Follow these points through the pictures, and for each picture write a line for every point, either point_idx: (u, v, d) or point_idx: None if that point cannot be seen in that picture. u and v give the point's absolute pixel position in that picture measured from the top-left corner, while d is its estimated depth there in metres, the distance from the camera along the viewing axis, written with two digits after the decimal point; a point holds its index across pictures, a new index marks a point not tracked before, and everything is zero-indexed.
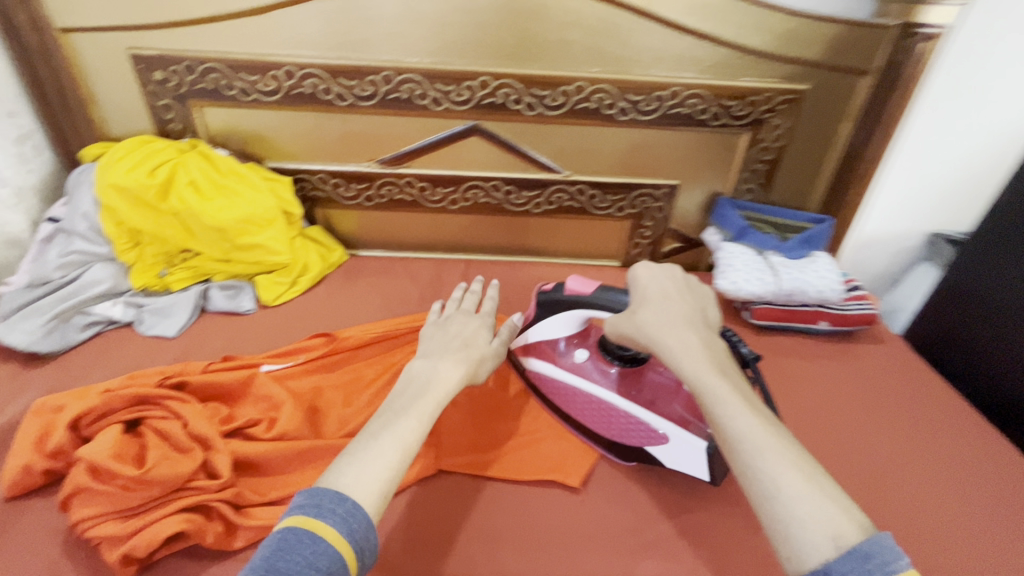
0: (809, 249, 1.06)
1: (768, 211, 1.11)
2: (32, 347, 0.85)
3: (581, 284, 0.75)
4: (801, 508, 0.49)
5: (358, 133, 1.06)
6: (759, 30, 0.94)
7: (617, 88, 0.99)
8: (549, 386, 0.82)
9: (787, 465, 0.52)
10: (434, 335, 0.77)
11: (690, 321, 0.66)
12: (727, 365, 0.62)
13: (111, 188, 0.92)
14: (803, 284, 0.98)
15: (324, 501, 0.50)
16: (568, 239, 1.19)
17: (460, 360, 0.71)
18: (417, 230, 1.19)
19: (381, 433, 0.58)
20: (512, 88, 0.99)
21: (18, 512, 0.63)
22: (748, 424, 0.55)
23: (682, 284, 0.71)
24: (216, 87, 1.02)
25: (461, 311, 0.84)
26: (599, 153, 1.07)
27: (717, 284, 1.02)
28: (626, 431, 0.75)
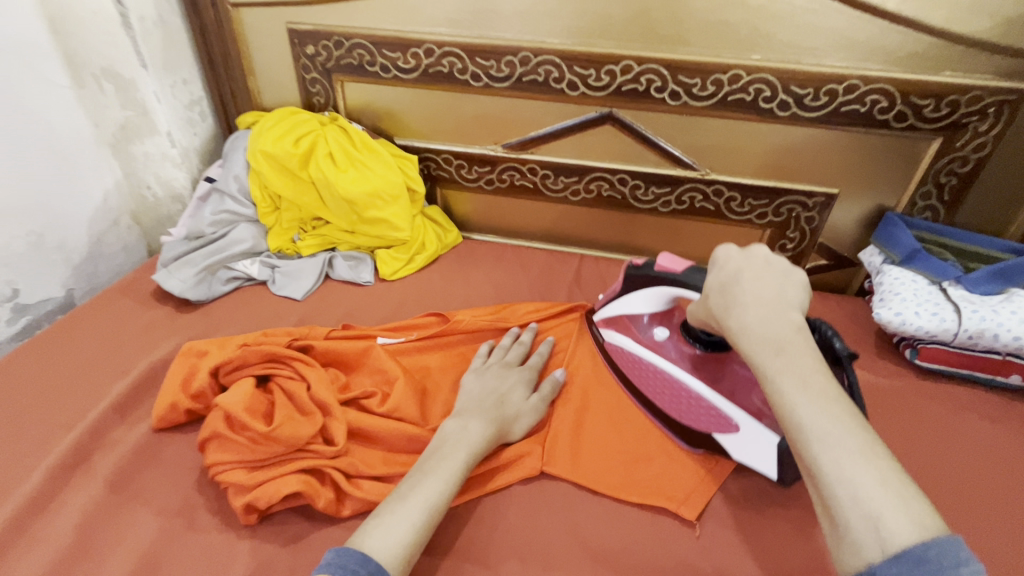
0: (1003, 284, 0.87)
1: (952, 233, 0.93)
2: (184, 293, 0.93)
3: (672, 261, 0.71)
4: (863, 510, 0.40)
5: (488, 115, 1.04)
6: (977, 14, 0.78)
7: (780, 79, 0.87)
8: (624, 359, 0.80)
9: (848, 457, 0.43)
10: (471, 386, 0.74)
11: (755, 296, 0.53)
12: (793, 339, 0.50)
13: (261, 153, 0.98)
14: (994, 325, 0.80)
15: (348, 561, 0.49)
16: (695, 243, 1.09)
17: (492, 421, 0.68)
18: (533, 218, 1.15)
19: (409, 494, 0.57)
20: (658, 74, 0.91)
21: (162, 443, 0.69)
22: (806, 407, 0.46)
23: (761, 256, 0.57)
24: (360, 62, 1.05)
25: (504, 361, 0.79)
26: (747, 151, 0.96)
27: (876, 314, 0.88)
28: (694, 413, 0.71)
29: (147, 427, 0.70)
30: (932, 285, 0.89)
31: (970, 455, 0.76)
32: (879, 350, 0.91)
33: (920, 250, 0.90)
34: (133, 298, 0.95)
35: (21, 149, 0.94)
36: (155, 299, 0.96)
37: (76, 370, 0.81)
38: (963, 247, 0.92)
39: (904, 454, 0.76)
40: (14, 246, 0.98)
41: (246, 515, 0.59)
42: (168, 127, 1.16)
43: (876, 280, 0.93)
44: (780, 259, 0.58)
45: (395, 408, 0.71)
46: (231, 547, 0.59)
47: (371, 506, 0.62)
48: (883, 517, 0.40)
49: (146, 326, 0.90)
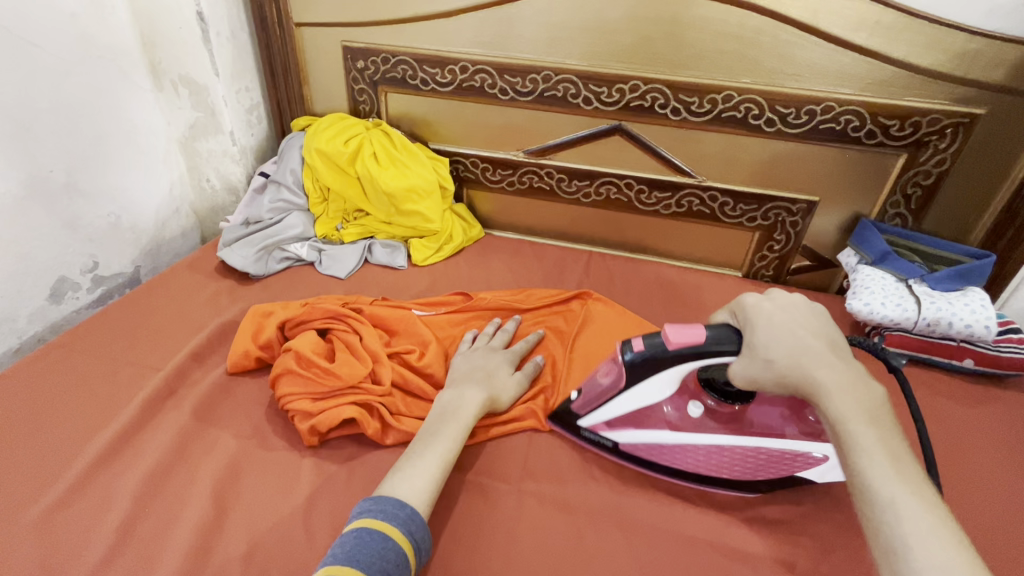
0: (962, 284, 0.99)
1: (919, 238, 1.05)
2: (245, 268, 1.08)
3: (690, 337, 0.62)
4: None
5: (512, 125, 1.19)
6: (932, 49, 0.92)
7: (767, 100, 1.01)
8: (649, 450, 0.73)
9: (932, 534, 0.47)
10: (460, 364, 0.83)
11: (828, 357, 0.57)
12: (879, 413, 0.54)
13: (316, 151, 1.14)
14: (949, 314, 0.93)
15: (388, 506, 0.60)
16: (690, 244, 1.22)
17: (483, 387, 0.78)
18: (548, 217, 1.29)
19: (425, 450, 0.67)
20: (661, 92, 1.06)
21: (235, 383, 0.83)
22: (898, 483, 0.49)
23: (798, 302, 0.62)
24: (404, 77, 1.20)
25: (487, 346, 0.89)
26: (737, 161, 1.10)
27: (848, 305, 1.00)
28: (772, 466, 0.71)
29: (222, 371, 0.84)
30: (899, 282, 1.01)
31: (925, 425, 0.88)
32: (853, 338, 1.03)
33: (890, 252, 1.02)
34: (198, 272, 1.09)
35: (109, 140, 1.10)
36: (219, 273, 1.09)
37: (157, 326, 0.94)
38: (927, 251, 1.05)
39: None
40: (97, 223, 1.12)
41: (309, 436, 0.71)
42: (231, 127, 1.31)
43: (852, 277, 1.06)
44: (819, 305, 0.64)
45: (430, 364, 0.84)
46: (297, 463, 0.72)
47: (410, 436, 0.74)
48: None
49: (211, 295, 1.03)
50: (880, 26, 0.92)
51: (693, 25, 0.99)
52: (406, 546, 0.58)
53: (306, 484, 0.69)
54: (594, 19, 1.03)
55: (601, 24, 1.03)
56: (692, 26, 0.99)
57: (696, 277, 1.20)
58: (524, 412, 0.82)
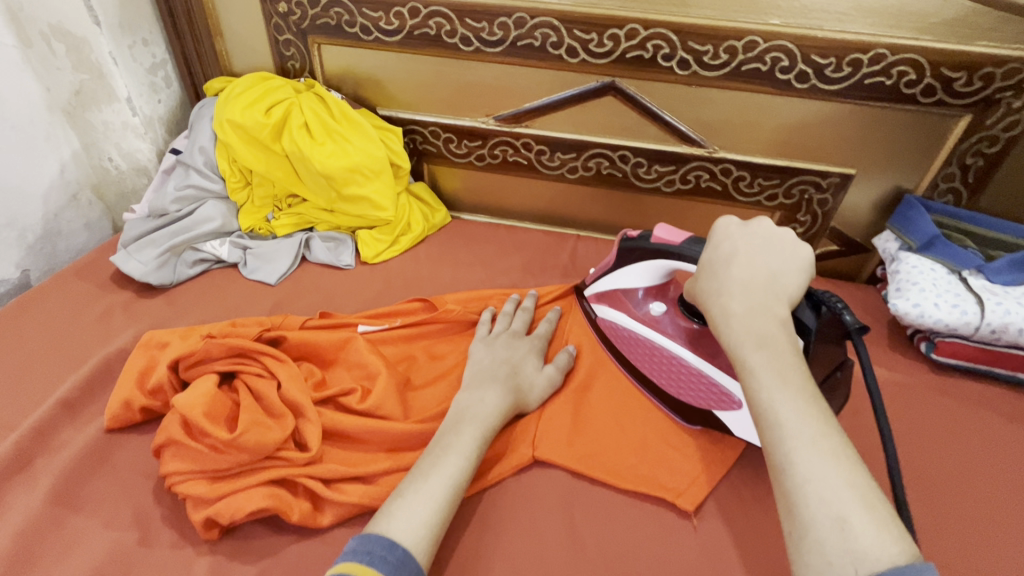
0: None
1: (975, 219, 0.86)
2: (146, 277, 0.86)
3: (670, 233, 0.63)
4: (831, 510, 0.39)
5: (480, 84, 0.96)
6: None
7: (800, 48, 0.79)
8: (611, 329, 0.76)
9: (820, 453, 0.41)
10: (480, 356, 0.71)
11: (747, 283, 0.51)
12: (778, 334, 0.48)
13: (230, 123, 0.90)
14: (1019, 320, 0.76)
15: (376, 547, 0.47)
16: (694, 226, 1.03)
17: (506, 387, 0.67)
18: (526, 195, 1.07)
19: (432, 472, 0.55)
20: (665, 40, 0.83)
21: (115, 445, 0.63)
22: (785, 400, 0.43)
23: (757, 232, 0.55)
24: (338, 23, 0.95)
25: (510, 332, 0.76)
26: (758, 127, 0.89)
27: (891, 305, 0.82)
28: (694, 391, 0.67)
29: (99, 428, 0.64)
30: (948, 272, 0.84)
31: (983, 455, 0.72)
32: (892, 343, 0.86)
33: (939, 236, 0.84)
34: (87, 281, 0.87)
35: None
36: (114, 282, 0.87)
37: (22, 361, 0.73)
38: (984, 234, 0.86)
39: (918, 457, 0.72)
40: None
41: (205, 531, 0.53)
42: (127, 93, 1.04)
43: (890, 267, 0.88)
44: (784, 236, 0.54)
45: (375, 408, 0.64)
46: (189, 565, 0.53)
47: (352, 511, 0.57)
48: (851, 518, 0.38)
49: (101, 313, 0.82)
50: None
51: None
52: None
53: None
54: None
55: None
56: None
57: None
58: (509, 444, 0.67)
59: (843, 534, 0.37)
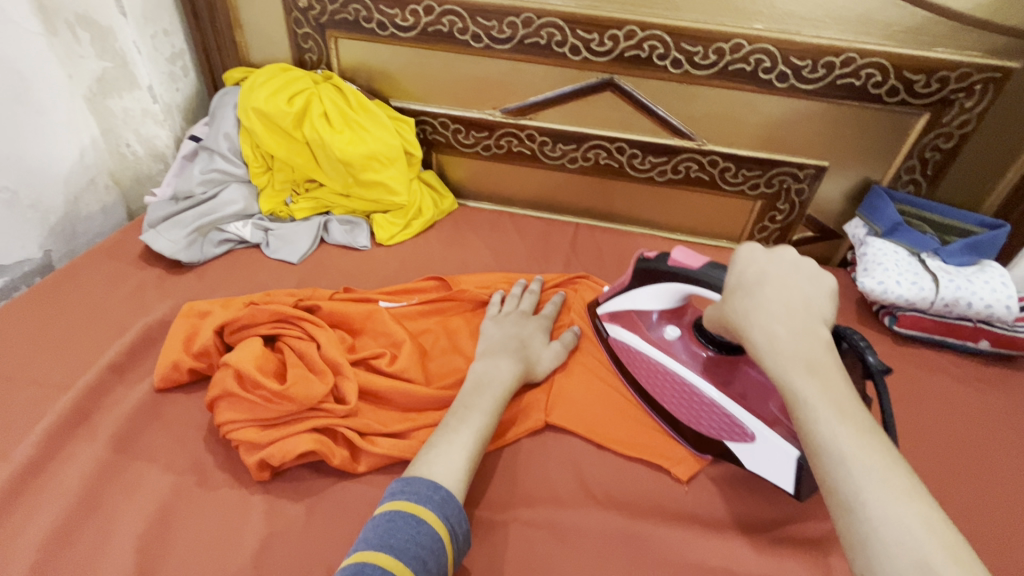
0: (975, 257, 0.92)
1: (932, 207, 0.96)
2: (175, 254, 0.91)
3: (689, 257, 0.67)
4: (913, 556, 0.39)
5: (488, 79, 1.03)
6: None
7: (781, 50, 0.88)
8: (624, 351, 0.79)
9: (888, 492, 0.43)
10: (492, 332, 0.79)
11: (782, 306, 0.53)
12: (826, 360, 0.50)
13: (254, 111, 0.95)
14: (968, 294, 0.87)
15: (421, 488, 0.54)
16: (683, 213, 1.11)
17: (517, 357, 0.74)
18: (529, 185, 1.15)
19: (460, 426, 0.62)
20: (660, 41, 0.91)
21: (165, 402, 0.69)
22: (846, 437, 0.45)
23: (786, 261, 0.57)
24: (356, 19, 1.01)
25: (519, 311, 0.83)
26: (743, 123, 0.97)
27: (859, 284, 0.92)
28: (708, 420, 0.69)
29: (149, 387, 0.70)
30: (909, 254, 0.94)
31: (937, 413, 0.82)
32: (860, 319, 0.96)
33: (902, 223, 0.94)
34: (118, 258, 0.91)
35: None
36: (144, 260, 0.92)
37: (67, 330, 0.78)
38: (940, 221, 0.96)
39: None
40: None
41: (258, 472, 0.60)
42: (149, 81, 1.08)
43: (860, 248, 0.98)
44: (807, 264, 0.58)
45: (403, 370, 0.71)
46: (243, 503, 0.60)
47: (387, 459, 0.63)
48: (935, 564, 0.39)
49: (135, 288, 0.87)
50: None
51: None
52: (442, 531, 0.51)
53: (256, 528, 0.58)
54: None
55: None
56: None
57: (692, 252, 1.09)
58: (523, 409, 0.75)
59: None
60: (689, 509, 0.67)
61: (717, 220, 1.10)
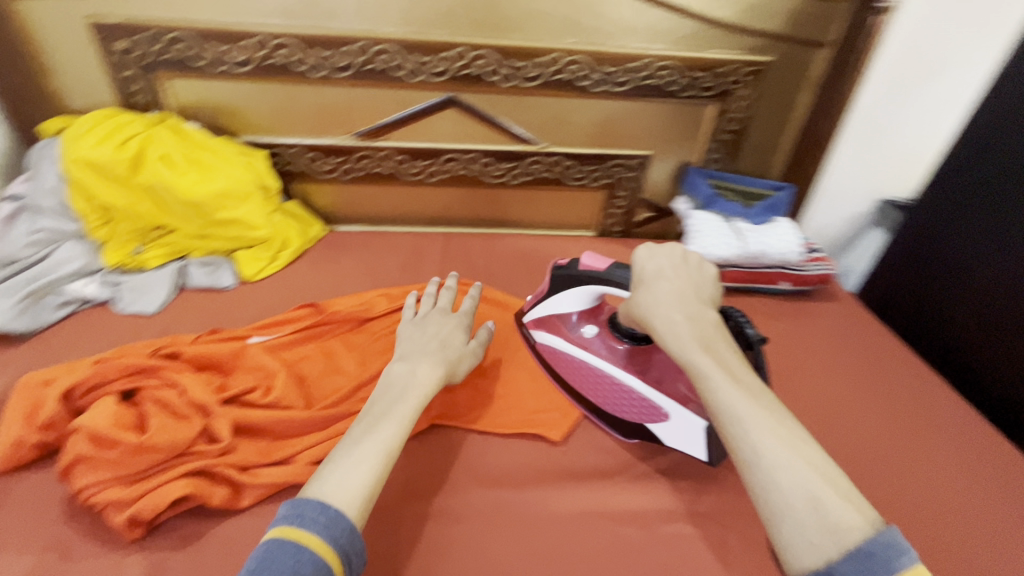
0: (771, 216, 1.14)
1: (737, 179, 1.15)
2: (4, 326, 0.83)
3: (595, 260, 0.73)
4: (805, 494, 0.48)
5: (335, 105, 1.06)
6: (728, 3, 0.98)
7: (591, 59, 1.01)
8: (551, 353, 0.83)
9: (779, 441, 0.50)
10: (410, 335, 0.77)
11: (674, 295, 0.62)
12: (718, 340, 0.59)
13: (80, 161, 0.90)
14: (765, 246, 1.06)
15: (306, 509, 0.52)
16: (541, 210, 1.22)
17: (437, 361, 0.73)
18: (394, 202, 1.19)
19: (362, 438, 0.60)
20: (489, 59, 1.00)
21: (13, 483, 0.64)
22: (739, 400, 0.53)
23: (676, 257, 0.66)
24: (182, 58, 0.99)
25: (436, 310, 0.83)
26: (574, 124, 1.10)
27: (688, 248, 1.08)
28: (630, 407, 0.75)
29: None
30: (721, 219, 1.12)
31: None
32: None
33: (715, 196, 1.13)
34: None
35: None
36: None
37: None
38: (746, 189, 1.16)
39: None
40: None
41: (130, 529, 0.58)
42: None
43: (684, 218, 1.14)
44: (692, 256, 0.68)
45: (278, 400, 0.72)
46: (117, 566, 0.58)
47: (271, 489, 0.64)
48: (821, 497, 0.47)
49: None
50: None
51: None
52: (327, 554, 0.50)
53: None
54: None
55: None
56: None
57: (552, 245, 1.20)
58: None
59: (818, 512, 0.47)
60: (566, 469, 0.76)
61: (570, 211, 1.22)
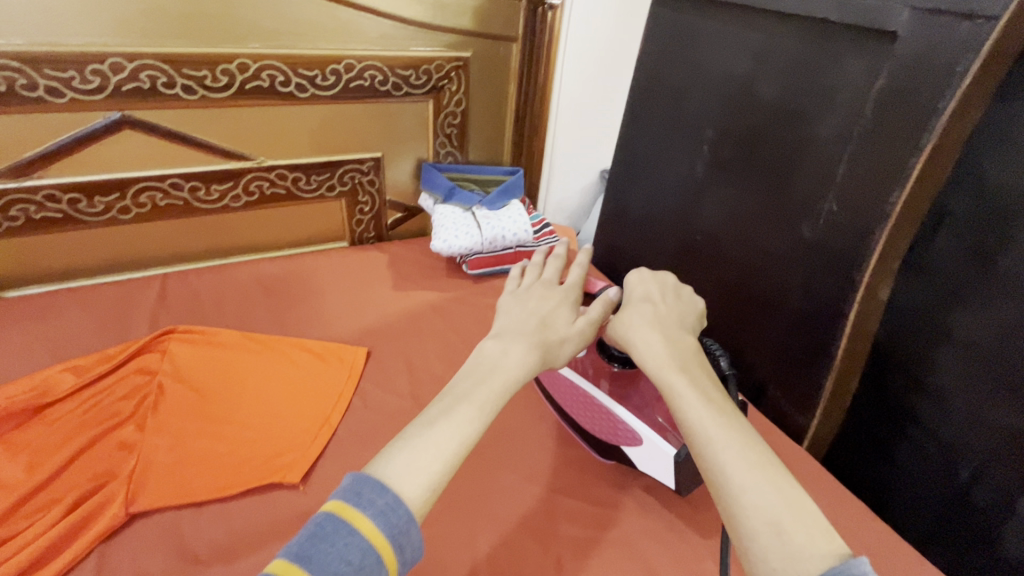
0: (507, 199, 1.28)
1: (465, 170, 1.32)
2: None
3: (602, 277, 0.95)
4: (767, 518, 0.47)
5: (228, 127, 1.07)
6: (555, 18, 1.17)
7: (472, 62, 1.21)
8: (543, 371, 0.83)
9: (745, 463, 0.50)
10: (511, 309, 0.68)
11: (648, 318, 0.66)
12: (692, 361, 0.62)
13: None
14: (505, 231, 1.20)
15: (366, 489, 0.46)
16: (389, 217, 1.33)
17: (534, 344, 0.62)
18: (254, 228, 1.22)
19: (437, 419, 0.53)
20: (378, 70, 1.12)
21: None
22: (713, 422, 0.54)
23: (666, 284, 0.73)
24: (9, 87, 0.89)
25: (542, 281, 0.74)
26: (460, 122, 1.26)
27: (433, 246, 1.19)
28: (606, 427, 0.75)
29: None
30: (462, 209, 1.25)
31: None
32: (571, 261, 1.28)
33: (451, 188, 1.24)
34: None
35: None
36: None
37: None
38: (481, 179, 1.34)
39: None
40: None
41: None
42: None
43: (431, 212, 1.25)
44: (684, 289, 0.74)
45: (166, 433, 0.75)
46: None
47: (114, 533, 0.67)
48: (782, 522, 0.46)
49: None
50: None
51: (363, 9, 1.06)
52: (377, 546, 0.44)
53: None
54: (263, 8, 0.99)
55: (272, 15, 1.01)
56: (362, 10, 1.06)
57: None
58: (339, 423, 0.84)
59: (780, 537, 0.45)
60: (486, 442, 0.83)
61: None
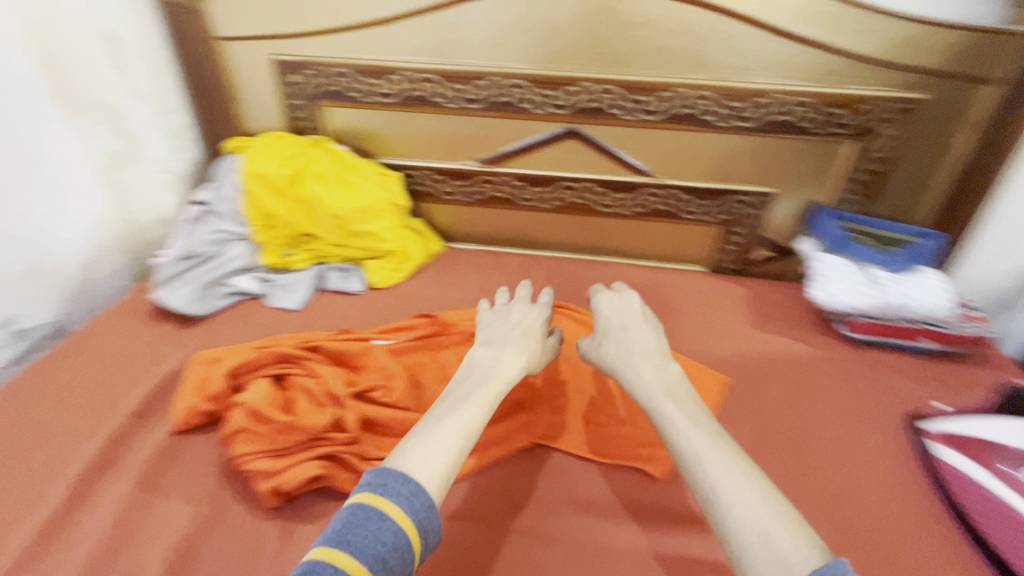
0: (915, 264, 1.05)
1: (871, 222, 1.08)
2: (186, 309, 0.99)
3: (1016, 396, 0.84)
4: (756, 528, 0.51)
5: (464, 134, 1.14)
6: (877, 37, 0.92)
7: (717, 94, 1.00)
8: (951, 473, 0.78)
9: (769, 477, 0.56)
10: (618, 333, 0.82)
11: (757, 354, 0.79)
12: None
13: (256, 174, 1.07)
14: (922, 302, 0.97)
15: (389, 481, 0.53)
16: (636, 239, 1.21)
17: (657, 362, 0.74)
18: (518, 225, 1.24)
19: None
20: (613, 93, 1.03)
21: (184, 445, 0.76)
22: (702, 441, 0.59)
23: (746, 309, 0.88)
24: (341, 90, 1.12)
25: (626, 310, 0.88)
26: (692, 158, 1.09)
27: (812, 296, 1.01)
28: None
29: (168, 431, 0.77)
30: (854, 265, 1.04)
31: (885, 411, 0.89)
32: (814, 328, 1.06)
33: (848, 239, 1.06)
34: (132, 316, 0.99)
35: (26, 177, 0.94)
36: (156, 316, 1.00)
37: (80, 392, 0.84)
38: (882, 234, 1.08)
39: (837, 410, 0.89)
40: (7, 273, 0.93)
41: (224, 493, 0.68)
42: (157, 153, 1.15)
43: (812, 256, 1.06)
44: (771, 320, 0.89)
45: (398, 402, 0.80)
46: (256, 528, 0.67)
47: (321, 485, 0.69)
48: (770, 530, 0.51)
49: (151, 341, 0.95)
50: (823, 15, 0.91)
51: (637, 23, 0.96)
52: (406, 528, 0.51)
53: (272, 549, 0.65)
54: (535, 20, 0.99)
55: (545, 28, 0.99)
56: (637, 23, 0.96)
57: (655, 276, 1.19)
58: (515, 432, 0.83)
59: (766, 544, 0.50)
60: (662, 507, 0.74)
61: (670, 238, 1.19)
